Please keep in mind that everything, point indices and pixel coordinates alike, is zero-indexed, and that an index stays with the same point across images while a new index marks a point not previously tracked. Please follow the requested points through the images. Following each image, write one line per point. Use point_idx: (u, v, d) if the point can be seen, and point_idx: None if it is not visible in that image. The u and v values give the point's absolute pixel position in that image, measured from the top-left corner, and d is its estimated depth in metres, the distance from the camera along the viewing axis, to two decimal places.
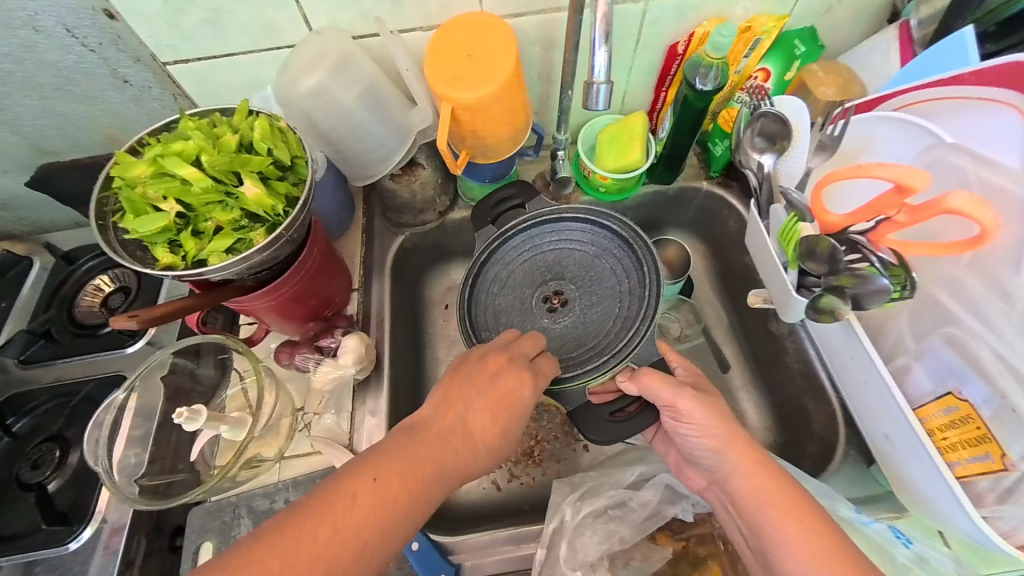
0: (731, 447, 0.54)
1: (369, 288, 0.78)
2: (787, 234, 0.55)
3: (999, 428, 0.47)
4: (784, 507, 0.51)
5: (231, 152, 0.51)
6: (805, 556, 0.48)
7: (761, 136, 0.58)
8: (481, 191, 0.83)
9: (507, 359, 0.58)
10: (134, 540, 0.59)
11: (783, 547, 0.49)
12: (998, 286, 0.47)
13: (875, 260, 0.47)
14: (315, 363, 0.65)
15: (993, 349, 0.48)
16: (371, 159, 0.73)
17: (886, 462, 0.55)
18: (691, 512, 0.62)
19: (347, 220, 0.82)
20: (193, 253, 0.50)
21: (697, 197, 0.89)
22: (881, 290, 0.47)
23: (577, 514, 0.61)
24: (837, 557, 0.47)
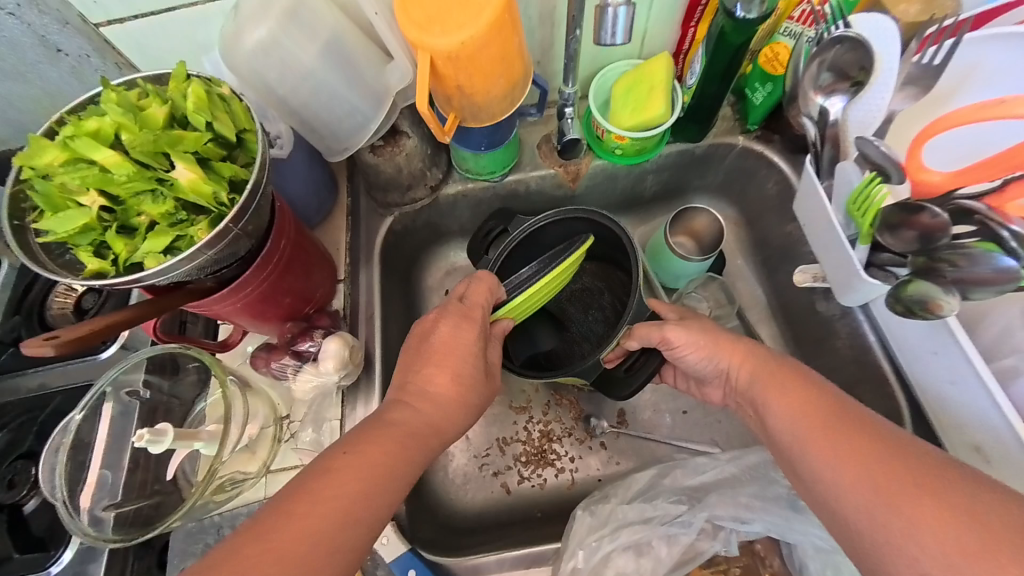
0: (745, 360, 0.54)
1: (356, 279, 0.70)
2: (862, 203, 0.47)
3: None
4: (785, 384, 0.50)
5: (158, 129, 0.42)
6: (795, 418, 0.47)
7: (829, 69, 0.47)
8: (476, 161, 0.72)
9: (437, 314, 0.56)
10: (117, 564, 0.55)
11: (771, 409, 0.49)
12: None
13: (1006, 234, 0.39)
14: (293, 371, 0.58)
15: None
16: (344, 130, 0.63)
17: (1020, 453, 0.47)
18: (732, 544, 0.55)
19: (327, 202, 0.73)
20: (125, 256, 0.41)
21: (728, 156, 0.76)
22: (1001, 278, 0.40)
23: (596, 553, 0.54)
24: (838, 417, 0.44)
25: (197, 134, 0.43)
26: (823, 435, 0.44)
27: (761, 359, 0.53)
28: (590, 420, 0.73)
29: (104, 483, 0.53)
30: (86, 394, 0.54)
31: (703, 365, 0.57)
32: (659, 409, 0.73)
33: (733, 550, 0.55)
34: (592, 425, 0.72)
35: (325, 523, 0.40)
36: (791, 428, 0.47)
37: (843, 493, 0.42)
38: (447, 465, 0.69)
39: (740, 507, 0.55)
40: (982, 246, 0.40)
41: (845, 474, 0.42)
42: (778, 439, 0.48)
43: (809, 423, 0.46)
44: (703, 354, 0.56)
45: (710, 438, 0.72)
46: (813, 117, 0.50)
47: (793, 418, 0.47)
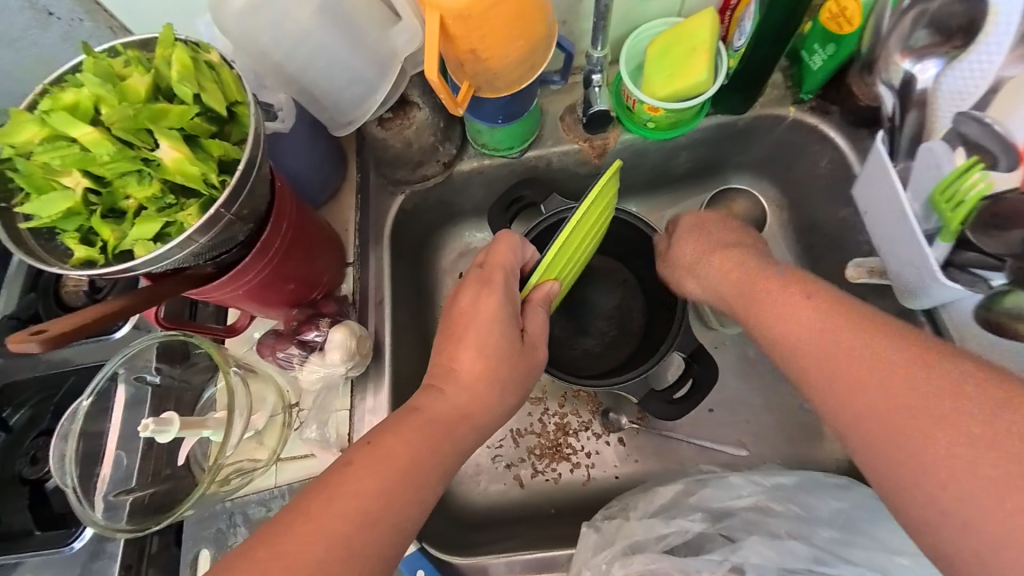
0: (750, 283, 0.51)
1: (365, 261, 0.67)
2: (949, 196, 0.43)
3: None
4: (778, 307, 0.47)
5: (141, 102, 0.38)
6: (812, 332, 0.43)
7: (928, 25, 0.44)
8: (492, 135, 0.66)
9: (459, 286, 0.53)
10: (132, 544, 0.56)
11: (780, 306, 0.46)
12: None
13: None
14: (299, 360, 0.56)
15: None
16: (348, 99, 0.58)
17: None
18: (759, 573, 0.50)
19: (334, 178, 0.68)
20: (113, 242, 0.38)
21: (775, 130, 0.68)
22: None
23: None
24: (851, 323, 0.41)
25: (182, 107, 0.39)
26: (829, 359, 0.41)
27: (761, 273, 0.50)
28: (608, 414, 0.70)
29: (119, 465, 0.53)
30: (95, 379, 0.53)
31: (707, 286, 0.56)
32: None
33: None
34: (609, 419, 0.69)
35: (338, 532, 0.38)
36: (797, 333, 0.44)
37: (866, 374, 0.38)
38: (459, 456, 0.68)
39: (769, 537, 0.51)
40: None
41: (852, 407, 0.38)
42: (787, 318, 0.45)
43: (819, 322, 0.43)
44: (696, 269, 0.58)
45: (737, 438, 0.68)
46: (896, 85, 0.48)
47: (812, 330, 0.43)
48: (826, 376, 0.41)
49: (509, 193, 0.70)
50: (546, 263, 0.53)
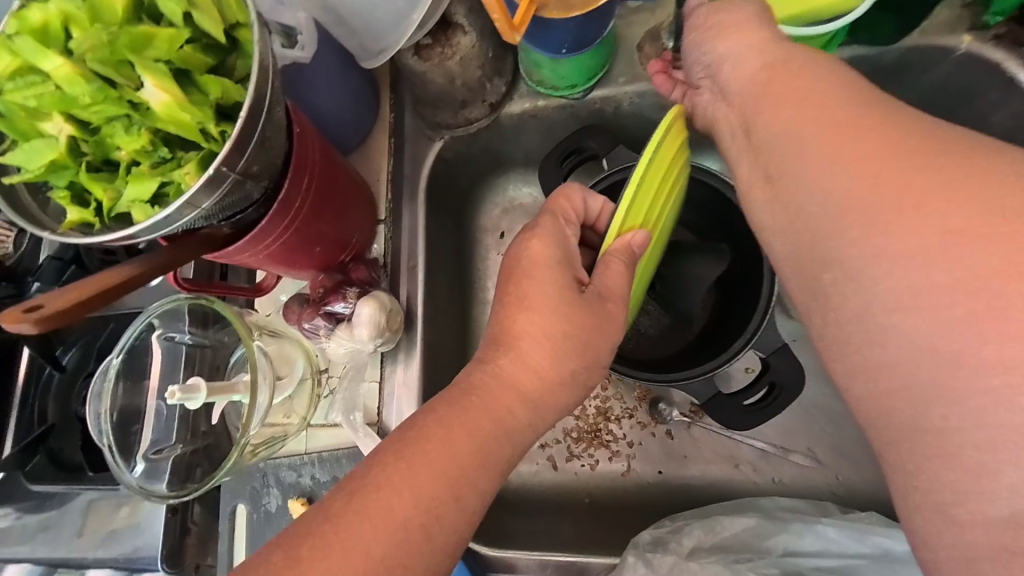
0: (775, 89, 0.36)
1: (399, 219, 0.60)
2: None
3: None
4: (799, 93, 0.35)
5: (120, 25, 0.30)
6: (841, 192, 0.31)
7: None
8: (553, 71, 0.54)
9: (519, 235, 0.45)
10: None
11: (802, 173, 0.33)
12: None
13: None
14: (325, 331, 0.52)
15: None
16: (382, 19, 0.48)
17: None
18: None
19: (366, 119, 0.59)
20: (108, 204, 0.33)
21: (933, 68, 0.51)
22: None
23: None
24: (894, 177, 0.30)
25: (171, 32, 0.31)
26: (831, 134, 0.32)
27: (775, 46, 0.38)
28: (657, 404, 0.64)
29: (161, 416, 0.54)
30: (125, 336, 0.52)
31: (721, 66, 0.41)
32: None
33: None
34: (658, 410, 0.64)
35: (377, 546, 0.34)
36: (814, 130, 0.33)
37: (862, 204, 0.30)
38: None
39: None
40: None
41: (852, 207, 0.31)
42: (783, 105, 0.35)
43: (833, 98, 0.34)
44: (708, 39, 0.41)
45: (807, 446, 0.60)
46: None
47: (840, 194, 0.31)
48: (805, 200, 0.33)
49: (567, 142, 0.58)
50: (623, 208, 0.40)
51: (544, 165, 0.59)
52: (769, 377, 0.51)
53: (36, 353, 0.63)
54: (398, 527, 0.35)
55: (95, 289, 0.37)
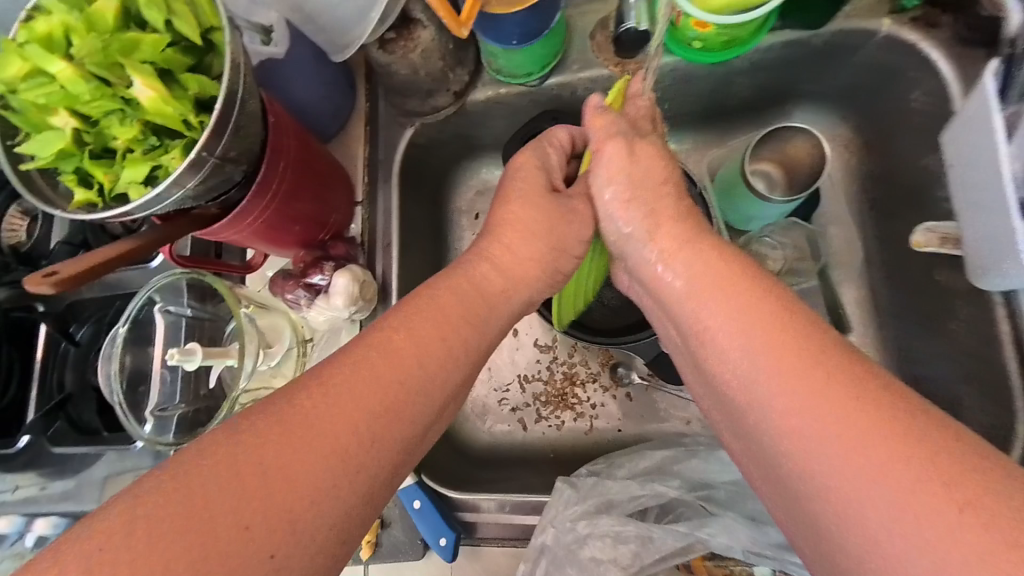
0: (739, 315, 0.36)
1: (375, 199, 0.65)
2: None
3: None
4: (747, 312, 0.36)
5: (112, 32, 0.36)
6: (794, 441, 0.32)
7: None
8: (508, 59, 0.58)
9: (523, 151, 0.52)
10: None
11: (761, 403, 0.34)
12: None
13: None
14: (306, 301, 0.58)
15: None
16: (346, 16, 0.53)
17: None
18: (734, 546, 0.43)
19: (343, 108, 0.64)
20: (109, 185, 0.39)
21: (861, 50, 0.55)
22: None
23: (570, 535, 0.45)
24: (855, 450, 0.29)
25: (155, 37, 0.36)
26: (785, 382, 0.33)
27: (694, 241, 0.42)
28: (617, 368, 0.70)
29: (166, 382, 0.60)
30: (130, 308, 0.58)
31: (642, 251, 0.45)
32: None
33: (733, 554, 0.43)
34: (619, 373, 0.69)
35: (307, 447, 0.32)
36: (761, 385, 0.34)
37: (813, 435, 0.31)
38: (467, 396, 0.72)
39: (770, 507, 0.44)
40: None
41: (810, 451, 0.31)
42: (726, 366, 0.36)
43: (766, 327, 0.35)
44: (616, 185, 0.47)
45: None
46: None
47: (794, 434, 0.32)
48: (748, 380, 0.35)
49: (528, 126, 0.63)
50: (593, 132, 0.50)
51: (509, 145, 0.63)
52: None
53: (52, 329, 0.69)
54: (334, 438, 0.33)
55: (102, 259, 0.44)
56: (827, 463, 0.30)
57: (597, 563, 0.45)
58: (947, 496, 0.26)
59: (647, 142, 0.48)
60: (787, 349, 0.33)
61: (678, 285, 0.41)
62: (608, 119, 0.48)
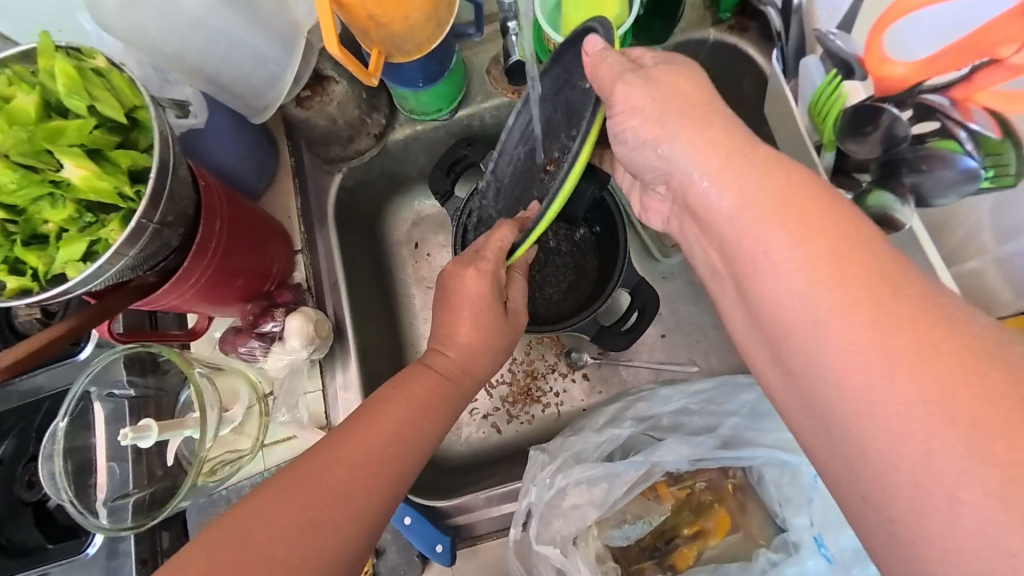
0: (826, 252, 0.32)
1: (314, 245, 0.69)
2: (826, 104, 0.48)
3: None
4: (826, 244, 0.32)
5: (35, 124, 0.38)
6: (879, 381, 0.29)
7: None
8: (418, 100, 0.65)
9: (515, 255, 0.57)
10: (139, 542, 0.61)
11: (836, 342, 0.30)
12: None
13: (963, 135, 0.39)
14: (262, 350, 0.61)
15: None
16: (260, 81, 0.56)
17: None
18: (682, 462, 0.44)
19: (267, 165, 0.67)
20: (43, 269, 0.39)
21: (699, 54, 0.69)
22: (965, 178, 0.40)
23: (550, 490, 0.43)
24: (946, 379, 0.28)
25: (79, 121, 0.39)
26: (866, 310, 0.30)
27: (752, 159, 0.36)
28: (571, 353, 0.76)
29: (114, 475, 0.58)
30: (67, 401, 0.55)
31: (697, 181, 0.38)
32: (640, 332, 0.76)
33: (683, 468, 0.44)
34: (573, 358, 0.76)
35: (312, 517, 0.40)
36: (848, 334, 0.30)
37: (879, 354, 0.29)
38: None
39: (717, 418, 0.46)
40: (942, 145, 0.40)
41: (912, 391, 0.28)
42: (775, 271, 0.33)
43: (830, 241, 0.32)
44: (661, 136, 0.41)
45: (688, 357, 0.74)
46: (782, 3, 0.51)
47: (868, 367, 0.29)
48: (817, 323, 0.31)
49: (449, 154, 0.69)
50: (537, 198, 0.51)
51: (432, 174, 0.70)
52: (638, 305, 0.65)
53: None
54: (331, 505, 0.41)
55: (41, 344, 0.46)
56: (865, 376, 0.29)
57: (579, 509, 0.43)
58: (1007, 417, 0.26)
59: (670, 71, 0.43)
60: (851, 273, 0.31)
61: (726, 202, 0.36)
62: (617, 65, 0.43)
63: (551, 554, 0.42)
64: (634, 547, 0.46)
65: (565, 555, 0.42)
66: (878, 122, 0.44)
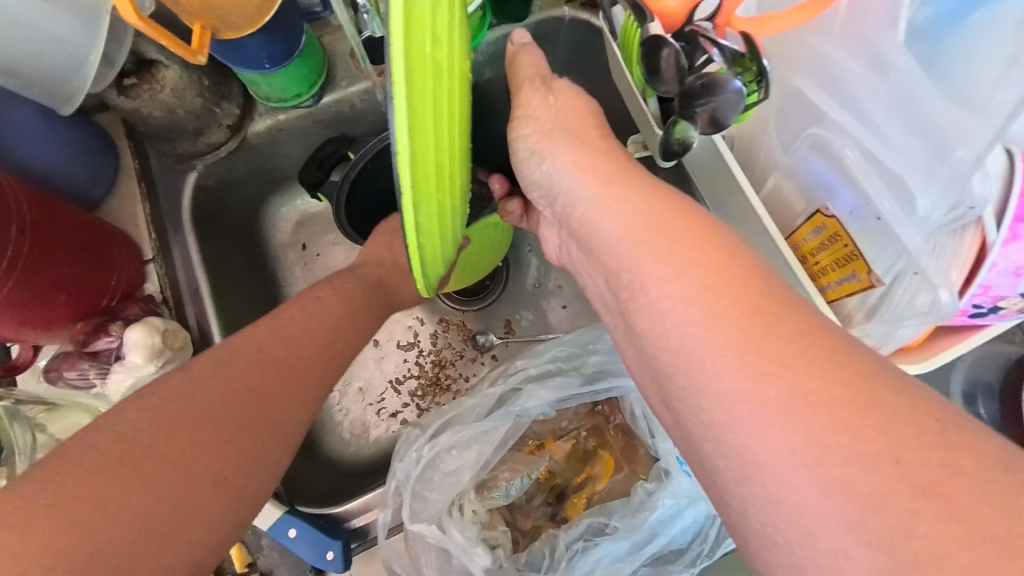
0: (694, 264, 0.34)
1: (169, 253, 0.62)
2: (629, 39, 0.45)
3: (865, 242, 0.41)
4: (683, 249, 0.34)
5: None
6: (721, 351, 0.30)
7: None
8: (270, 83, 0.60)
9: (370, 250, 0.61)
10: None
11: (685, 335, 0.32)
12: (846, 96, 0.39)
13: (719, 55, 0.37)
14: (98, 373, 0.54)
15: (858, 144, 0.39)
16: (59, 66, 0.49)
17: (749, 223, 0.49)
18: (546, 407, 0.45)
19: (102, 170, 0.61)
20: None
21: (562, 33, 0.72)
22: (735, 99, 0.37)
23: (419, 464, 0.43)
24: (781, 354, 0.29)
25: None
26: (713, 307, 0.32)
27: (622, 180, 0.40)
28: (477, 339, 0.75)
29: None
30: None
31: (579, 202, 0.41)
32: (545, 308, 0.76)
33: (548, 412, 0.45)
34: (479, 342, 0.74)
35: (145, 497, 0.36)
36: (686, 331, 0.32)
37: (703, 319, 0.31)
38: (342, 419, 0.72)
39: (604, 367, 0.46)
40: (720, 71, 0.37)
41: (759, 369, 0.29)
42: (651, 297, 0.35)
43: (701, 267, 0.33)
44: (542, 142, 0.44)
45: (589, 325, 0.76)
46: None
47: (717, 349, 0.31)
48: (678, 323, 0.33)
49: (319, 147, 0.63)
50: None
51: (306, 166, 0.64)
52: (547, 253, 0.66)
53: None
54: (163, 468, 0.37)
55: None
56: (705, 337, 0.31)
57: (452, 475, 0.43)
58: (818, 377, 0.28)
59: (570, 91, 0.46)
60: (722, 272, 0.33)
61: (600, 221, 0.40)
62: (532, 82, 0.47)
63: (427, 532, 0.41)
64: (528, 503, 0.47)
65: (443, 524, 0.42)
66: (659, 59, 0.38)
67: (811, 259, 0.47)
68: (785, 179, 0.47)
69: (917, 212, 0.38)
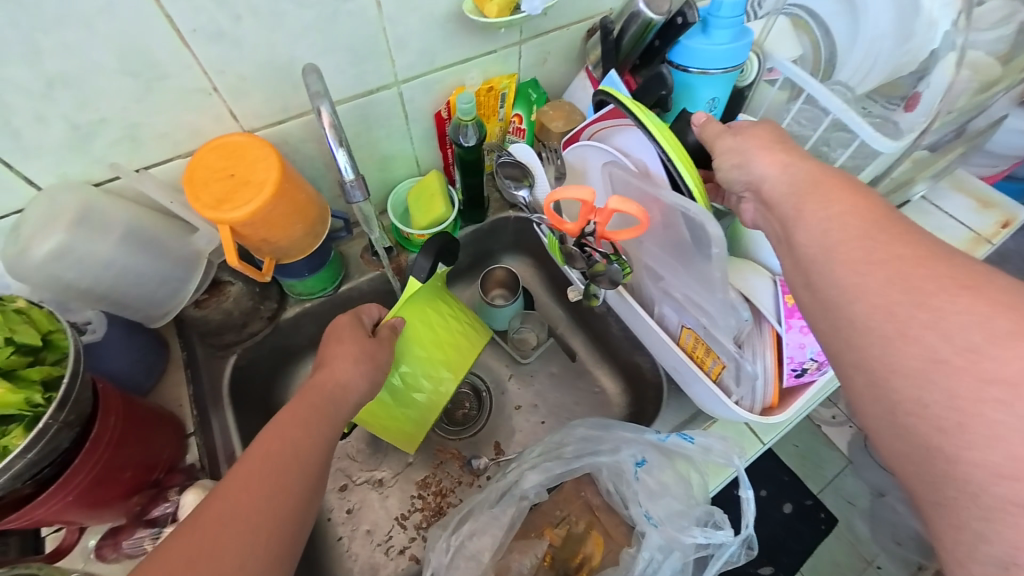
0: (881, 230, 0.43)
1: (209, 425, 0.75)
2: (553, 246, 0.73)
3: (709, 341, 0.62)
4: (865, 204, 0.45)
5: None
6: (850, 255, 0.43)
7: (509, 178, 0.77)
8: (304, 285, 0.82)
9: (318, 407, 0.59)
10: None
11: (805, 238, 0.46)
12: (661, 261, 0.64)
13: (599, 254, 0.65)
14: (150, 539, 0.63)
15: (682, 290, 0.62)
16: (162, 296, 0.71)
17: (650, 334, 0.71)
18: (538, 491, 0.59)
19: (157, 365, 0.75)
20: None
21: (510, 225, 0.97)
22: (615, 274, 0.65)
23: (445, 554, 0.56)
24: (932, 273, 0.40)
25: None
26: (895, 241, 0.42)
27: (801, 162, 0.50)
28: (471, 464, 0.86)
29: None
30: None
31: (762, 181, 0.52)
32: (524, 427, 0.90)
33: (539, 493, 0.59)
34: (473, 466, 0.85)
35: None
36: (837, 237, 0.44)
37: (839, 242, 0.44)
38: (353, 565, 0.78)
39: (580, 453, 0.59)
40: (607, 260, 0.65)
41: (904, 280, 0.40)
42: (814, 236, 0.46)
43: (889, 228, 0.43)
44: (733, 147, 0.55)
45: None
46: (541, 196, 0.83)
47: (841, 243, 0.44)
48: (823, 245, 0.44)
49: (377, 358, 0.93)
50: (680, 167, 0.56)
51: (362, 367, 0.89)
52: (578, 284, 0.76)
53: None
54: None
55: None
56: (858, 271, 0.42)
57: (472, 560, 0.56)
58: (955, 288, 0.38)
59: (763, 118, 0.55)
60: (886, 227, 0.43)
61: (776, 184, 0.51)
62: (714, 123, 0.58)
63: None
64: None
65: None
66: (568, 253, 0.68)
67: (694, 352, 0.65)
68: (665, 306, 0.68)
69: (716, 323, 0.59)
